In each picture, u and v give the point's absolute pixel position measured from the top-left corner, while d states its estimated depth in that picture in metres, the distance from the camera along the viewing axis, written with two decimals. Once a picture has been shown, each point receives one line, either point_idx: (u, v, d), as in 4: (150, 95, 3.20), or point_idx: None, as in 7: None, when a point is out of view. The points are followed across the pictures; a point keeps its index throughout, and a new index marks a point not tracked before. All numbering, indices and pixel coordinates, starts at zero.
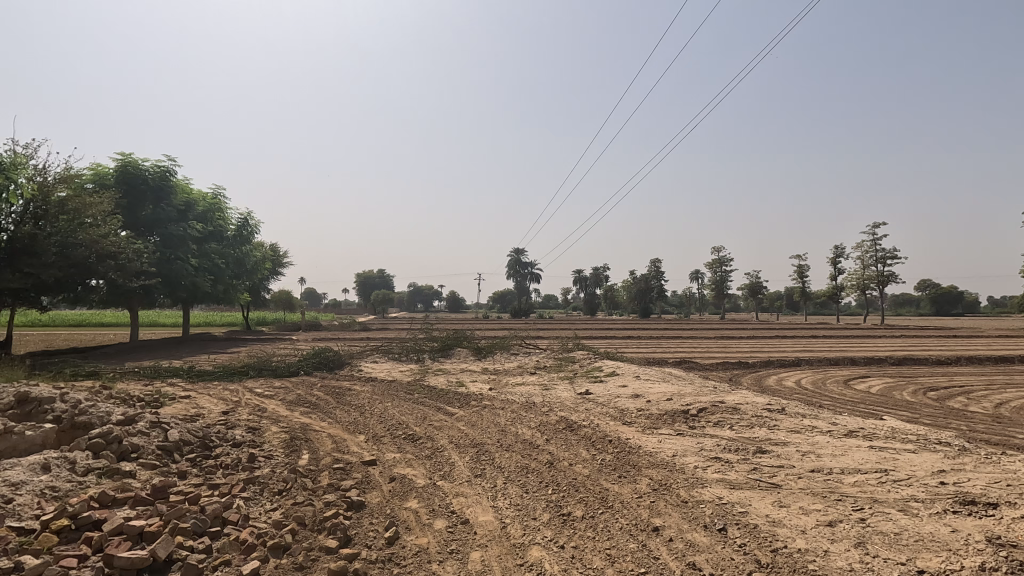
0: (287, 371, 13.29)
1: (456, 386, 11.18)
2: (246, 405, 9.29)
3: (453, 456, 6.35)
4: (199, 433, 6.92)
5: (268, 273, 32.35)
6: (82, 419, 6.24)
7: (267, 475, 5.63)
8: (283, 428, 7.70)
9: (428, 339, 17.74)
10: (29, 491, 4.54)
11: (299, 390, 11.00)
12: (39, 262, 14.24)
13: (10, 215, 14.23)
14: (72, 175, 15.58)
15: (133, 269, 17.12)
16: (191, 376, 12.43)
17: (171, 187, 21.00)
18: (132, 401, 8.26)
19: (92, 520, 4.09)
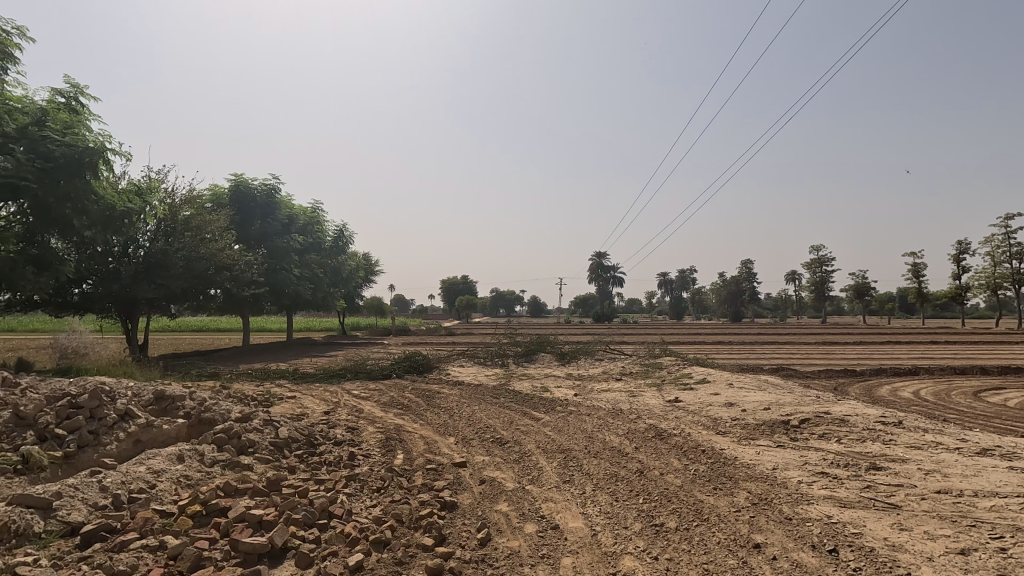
0: (381, 374, 13.98)
1: (541, 391, 11.24)
2: (345, 406, 9.88)
3: (541, 461, 6.38)
4: (306, 431, 7.47)
5: (361, 281, 34.24)
6: (207, 416, 6.96)
7: (366, 472, 5.96)
8: (379, 429, 8.12)
9: (513, 343, 17.96)
10: (168, 478, 5.13)
11: (393, 392, 11.55)
12: (170, 274, 16.01)
13: (146, 233, 16.16)
14: (195, 196, 17.45)
15: (246, 279, 18.82)
16: (297, 377, 13.43)
17: (276, 203, 22.89)
18: (248, 401, 9.07)
19: (220, 507, 4.54)
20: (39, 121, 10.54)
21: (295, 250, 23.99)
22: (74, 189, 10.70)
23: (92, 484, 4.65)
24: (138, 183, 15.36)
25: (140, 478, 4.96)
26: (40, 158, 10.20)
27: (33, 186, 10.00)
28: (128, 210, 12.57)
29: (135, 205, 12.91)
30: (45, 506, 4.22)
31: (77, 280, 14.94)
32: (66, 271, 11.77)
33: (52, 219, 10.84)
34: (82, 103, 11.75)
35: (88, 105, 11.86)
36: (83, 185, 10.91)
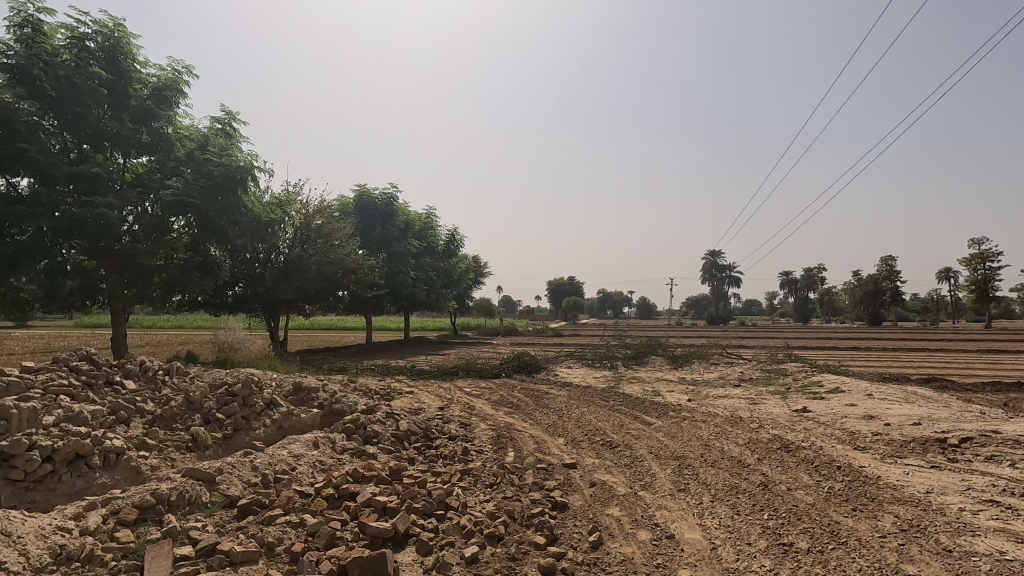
0: (491, 373, 14.37)
1: (652, 394, 10.88)
2: (457, 403, 10.30)
3: (654, 467, 6.17)
4: (423, 425, 7.89)
5: (471, 282, 35.49)
6: (337, 407, 7.62)
7: (480, 468, 6.16)
8: (490, 426, 8.35)
9: (621, 345, 17.58)
10: (306, 462, 5.68)
11: (502, 391, 11.82)
12: (305, 277, 17.69)
13: (286, 241, 18.04)
14: (326, 206, 18.98)
15: (368, 281, 20.28)
16: (414, 374, 14.22)
17: (394, 210, 24.44)
18: (372, 394, 9.78)
19: (350, 491, 4.94)
20: (202, 146, 12.27)
21: (411, 254, 25.42)
22: (229, 204, 12.23)
23: (246, 463, 5.28)
24: (279, 196, 17.16)
25: (283, 461, 5.54)
26: (204, 177, 11.84)
27: (197, 202, 11.58)
28: (272, 220, 14.00)
29: (277, 216, 14.43)
30: (210, 480, 4.86)
31: (231, 284, 17.02)
32: (223, 275, 13.47)
33: (212, 230, 12.45)
34: (234, 128, 13.38)
35: (239, 129, 13.47)
36: (236, 199, 12.43)
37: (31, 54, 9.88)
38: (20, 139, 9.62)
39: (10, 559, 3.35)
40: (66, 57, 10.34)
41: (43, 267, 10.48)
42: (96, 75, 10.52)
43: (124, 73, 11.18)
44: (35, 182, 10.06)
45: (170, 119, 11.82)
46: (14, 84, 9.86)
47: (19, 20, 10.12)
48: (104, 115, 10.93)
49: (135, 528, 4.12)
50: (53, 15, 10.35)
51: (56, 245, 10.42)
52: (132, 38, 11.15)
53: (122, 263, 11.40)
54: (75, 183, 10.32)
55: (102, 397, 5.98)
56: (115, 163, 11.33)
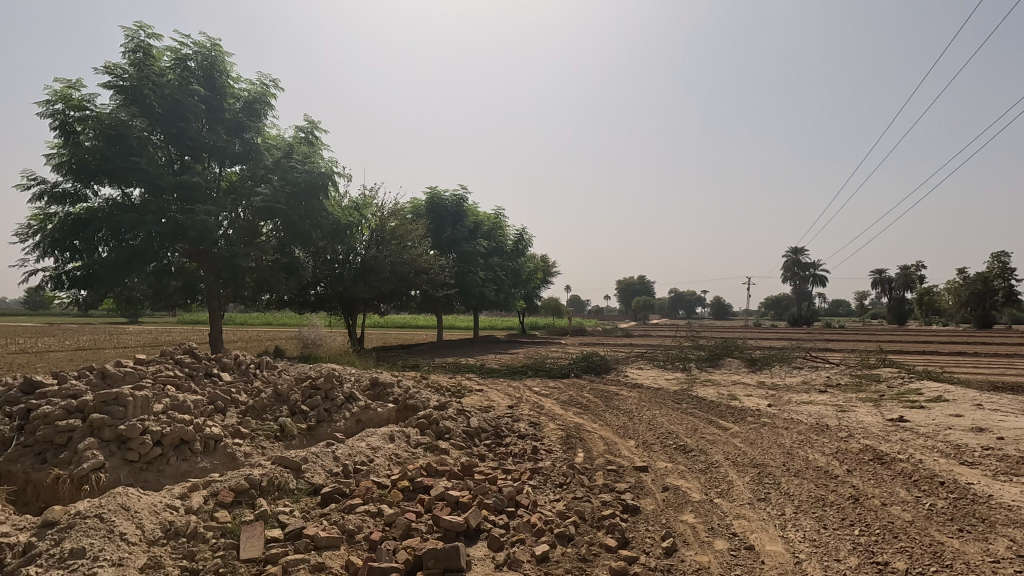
0: (560, 373, 14.34)
1: (729, 399, 10.43)
2: (526, 402, 10.35)
3: (731, 474, 5.92)
4: (493, 423, 8.00)
5: (540, 282, 35.54)
6: (411, 403, 7.89)
7: (549, 467, 6.16)
8: (560, 426, 8.33)
9: (695, 347, 17.00)
10: (382, 455, 5.93)
11: (571, 391, 11.76)
12: (380, 277, 18.44)
13: (363, 242, 18.87)
14: (400, 209, 19.71)
15: (440, 281, 20.80)
16: (483, 373, 14.44)
17: (464, 211, 24.93)
18: (443, 391, 10.04)
19: (424, 485, 5.10)
20: (288, 154, 13.07)
21: (480, 255, 25.82)
22: (311, 209, 12.96)
23: (328, 453, 5.59)
24: (356, 199, 17.97)
25: (361, 452, 5.80)
26: (290, 183, 12.60)
27: (284, 207, 12.37)
28: (350, 223, 14.72)
29: (355, 219, 15.12)
30: (297, 467, 5.18)
31: (313, 284, 18.01)
32: (307, 276, 14.28)
33: (297, 233, 13.23)
34: (316, 136, 14.14)
35: (320, 137, 14.23)
36: (318, 204, 13.15)
37: (142, 76, 10.94)
38: (133, 153, 10.71)
39: (128, 531, 3.73)
40: (171, 77, 11.37)
41: (153, 269, 11.54)
42: (196, 92, 11.49)
43: (220, 89, 12.14)
44: (146, 192, 11.12)
45: (260, 130, 12.69)
46: (128, 104, 10.95)
47: (132, 45, 11.22)
48: (203, 129, 11.91)
49: (232, 509, 4.46)
50: (160, 39, 11.41)
51: (163, 249, 11.46)
52: (226, 56, 12.07)
53: (219, 265, 12.36)
54: (178, 191, 11.32)
55: (202, 387, 6.53)
56: (212, 172, 12.30)
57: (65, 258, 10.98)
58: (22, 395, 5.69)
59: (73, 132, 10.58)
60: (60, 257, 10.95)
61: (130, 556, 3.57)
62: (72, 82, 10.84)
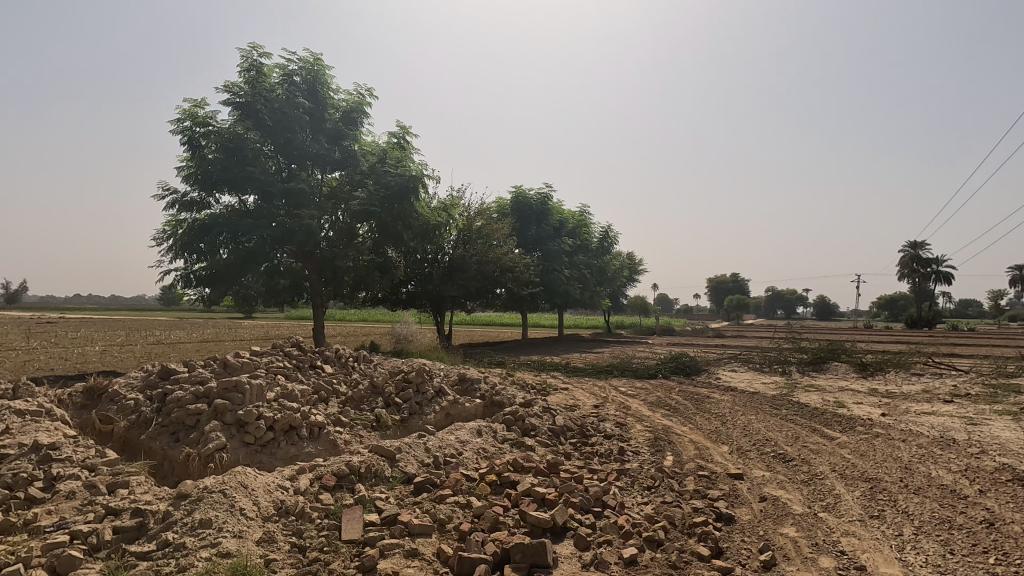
0: (647, 373, 13.96)
1: (835, 406, 9.64)
2: (612, 402, 10.18)
3: (838, 488, 5.49)
4: (579, 422, 7.95)
5: (625, 280, 34.81)
6: (498, 399, 8.03)
7: (637, 469, 6.02)
8: (647, 428, 8.11)
9: (795, 349, 15.88)
10: (470, 449, 6.09)
11: (659, 392, 11.41)
12: (467, 275, 18.91)
13: (451, 242, 19.43)
14: (485, 208, 20.08)
15: (524, 280, 20.97)
16: (568, 371, 14.38)
17: (548, 210, 24.99)
18: (529, 389, 10.12)
19: (511, 480, 5.18)
20: (382, 159, 13.77)
21: (565, 253, 25.74)
22: (404, 211, 13.55)
23: (420, 444, 5.83)
24: (444, 200, 18.56)
25: (450, 445, 6.00)
26: (384, 187, 13.27)
27: (378, 210, 13.05)
28: (439, 223, 15.22)
29: (443, 220, 15.62)
30: (392, 457, 5.46)
31: (405, 282, 18.83)
32: (399, 275, 14.97)
33: (390, 234, 13.89)
34: (407, 140, 14.76)
35: (411, 141, 14.83)
36: (410, 206, 13.74)
37: (255, 92, 12.00)
38: (248, 163, 11.77)
39: (247, 507, 4.13)
40: (280, 91, 12.36)
41: (265, 269, 12.61)
42: (301, 105, 12.42)
43: (322, 100, 13.03)
44: (258, 198, 12.18)
45: (357, 137, 13.46)
46: (244, 119, 12.06)
47: (247, 65, 12.33)
48: (307, 138, 12.84)
49: (334, 493, 4.78)
50: (270, 57, 12.43)
51: (273, 250, 12.50)
52: (327, 69, 12.93)
53: (321, 265, 13.26)
54: (286, 198, 12.29)
55: (308, 378, 7.06)
56: (315, 179, 13.22)
57: (193, 260, 12.28)
58: (160, 380, 6.46)
59: (198, 147, 11.81)
60: (189, 259, 12.25)
61: (248, 529, 3.93)
62: (198, 101, 12.09)
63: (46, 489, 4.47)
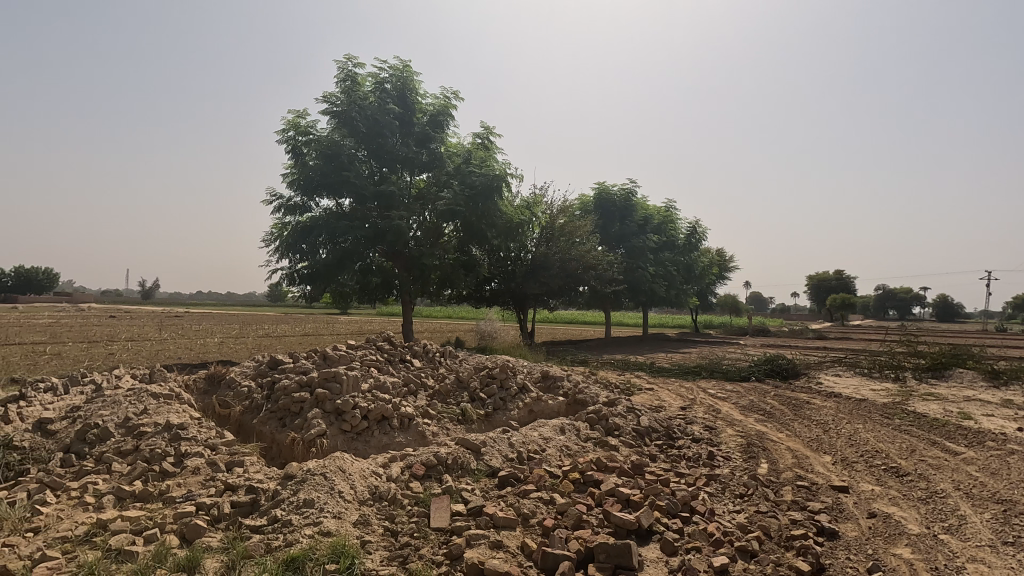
0: (739, 376, 13.27)
1: (960, 418, 8.64)
2: (701, 404, 9.77)
3: (963, 508, 4.93)
4: (665, 423, 7.73)
5: (715, 278, 33.28)
6: (581, 397, 7.98)
7: (728, 475, 5.76)
8: (739, 433, 7.71)
9: (911, 353, 14.40)
10: (553, 446, 6.11)
11: (752, 396, 10.80)
12: (550, 273, 18.92)
13: (533, 240, 19.52)
14: (568, 206, 19.98)
15: (608, 277, 20.62)
16: (654, 371, 13.98)
17: (632, 206, 24.42)
18: (613, 388, 9.96)
19: (595, 479, 5.14)
20: (467, 160, 14.09)
21: (650, 250, 25.05)
22: (488, 210, 13.80)
23: (504, 440, 5.93)
24: (527, 199, 18.68)
25: (534, 441, 6.05)
26: (468, 187, 13.59)
27: (463, 210, 13.39)
28: (522, 221, 15.34)
29: (526, 218, 15.74)
30: (477, 450, 5.60)
31: (489, 280, 19.18)
32: (483, 272, 15.27)
33: (475, 233, 14.20)
34: (491, 141, 15.01)
35: (494, 142, 15.06)
36: (493, 205, 13.97)
37: (350, 101, 12.74)
38: (344, 168, 12.53)
39: (345, 490, 4.41)
40: (372, 99, 13.03)
41: (359, 268, 13.35)
42: (391, 111, 13.01)
43: (410, 105, 13.58)
44: (353, 201, 12.92)
45: (443, 139, 13.90)
46: (341, 127, 12.85)
47: (343, 76, 13.11)
48: (397, 142, 13.43)
49: (423, 481, 4.99)
50: (363, 67, 13.14)
51: (367, 250, 13.19)
52: (415, 75, 13.46)
53: (410, 264, 13.82)
54: (378, 200, 12.94)
55: (399, 371, 7.41)
56: (404, 181, 13.80)
57: (296, 260, 13.26)
58: (269, 370, 7.05)
59: (301, 154, 12.74)
60: (293, 259, 13.24)
61: (346, 511, 4.20)
62: (300, 112, 13.03)
63: (177, 464, 5.03)
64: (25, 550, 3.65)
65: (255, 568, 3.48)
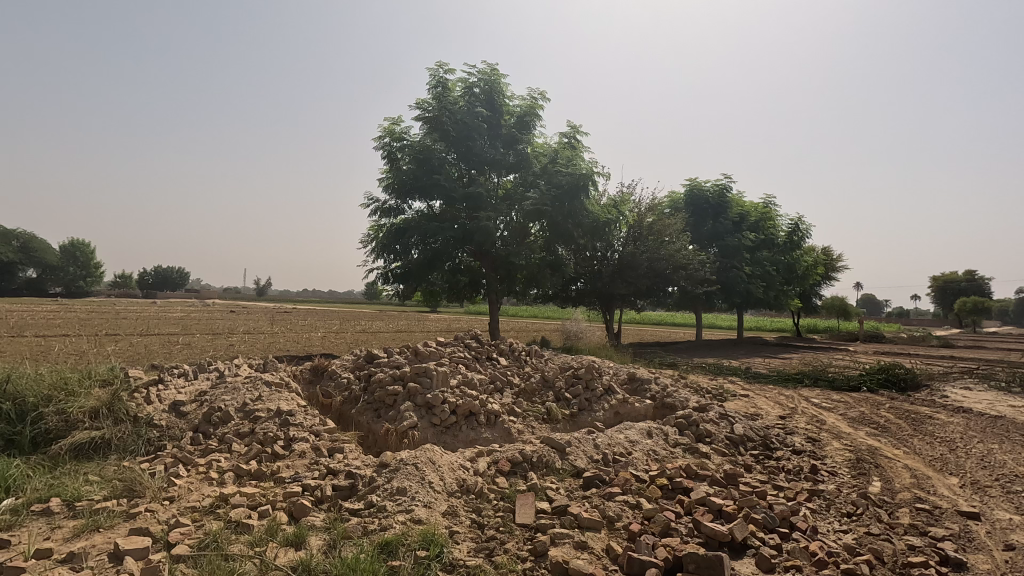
0: (847, 385, 12.22)
1: None
2: (803, 414, 9.11)
3: None
4: (762, 432, 7.29)
5: (820, 278, 30.88)
6: (669, 401, 7.74)
7: (834, 491, 5.33)
8: (847, 446, 7.11)
9: None
10: (640, 450, 5.97)
11: (863, 407, 9.90)
12: (638, 274, 18.48)
13: (620, 239, 19.13)
14: (657, 204, 19.41)
15: (699, 277, 19.79)
16: (749, 377, 13.23)
17: (727, 203, 23.24)
18: (704, 393, 9.56)
19: (684, 486, 4.97)
20: (553, 160, 14.10)
21: (746, 248, 23.69)
22: (574, 209, 13.72)
23: (589, 441, 5.87)
24: (614, 198, 18.38)
25: (620, 444, 5.95)
26: (555, 187, 13.60)
27: (550, 210, 13.41)
28: (609, 220, 15.11)
29: (613, 217, 15.48)
30: (562, 449, 5.59)
31: (575, 280, 19.09)
32: (569, 272, 15.20)
33: (561, 233, 14.19)
34: (578, 140, 14.92)
35: (581, 140, 14.96)
36: (580, 205, 13.87)
37: (441, 107, 13.21)
38: (435, 171, 13.03)
39: (434, 480, 4.59)
40: (461, 103, 13.43)
41: (449, 267, 13.82)
42: (479, 114, 13.33)
43: (498, 108, 13.84)
44: (443, 203, 13.38)
45: (529, 140, 14.03)
46: (432, 132, 13.37)
47: (434, 82, 13.62)
48: (485, 145, 13.73)
49: (509, 477, 5.07)
50: (453, 73, 13.58)
51: (456, 250, 13.61)
52: (503, 78, 13.69)
53: (497, 263, 14.06)
54: (467, 202, 13.29)
55: (485, 368, 7.59)
56: (492, 182, 14.07)
57: (390, 260, 13.96)
58: (366, 363, 7.49)
59: (395, 159, 13.38)
60: (387, 259, 13.95)
61: (435, 501, 4.37)
62: (395, 119, 13.70)
63: (286, 447, 5.48)
64: (163, 515, 4.14)
65: (353, 548, 3.71)
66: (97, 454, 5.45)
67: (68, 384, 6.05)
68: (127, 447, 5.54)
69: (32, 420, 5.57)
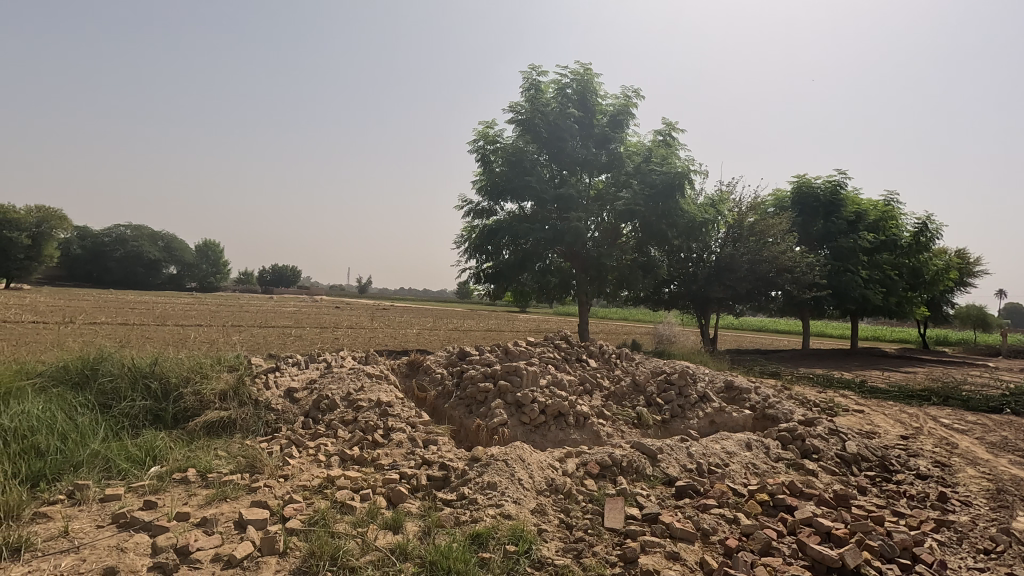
0: (985, 405, 10.76)
1: None
2: (929, 435, 8.16)
3: None
4: (879, 452, 6.64)
5: (951, 285, 27.51)
6: (771, 412, 7.28)
7: (967, 523, 4.74)
8: (984, 474, 6.28)
9: None
10: (738, 462, 5.66)
11: (1007, 432, 8.67)
12: (737, 276, 17.49)
13: (718, 240, 18.22)
14: (759, 203, 18.32)
15: (807, 281, 18.31)
16: (864, 392, 12.05)
17: (840, 201, 21.41)
18: (811, 406, 8.85)
19: (788, 504, 4.65)
20: (647, 158, 13.74)
21: (863, 250, 21.62)
22: (668, 208, 13.27)
23: (683, 449, 5.66)
24: (712, 197, 17.55)
25: (715, 454, 5.68)
26: (648, 185, 13.26)
27: (643, 209, 13.09)
28: (707, 220, 14.43)
29: (711, 216, 14.75)
30: (654, 456, 5.44)
31: (668, 282, 18.45)
32: (662, 274, 14.66)
33: (654, 233, 13.71)
34: (673, 137, 14.43)
35: (676, 138, 14.44)
36: (675, 204, 13.37)
37: (534, 108, 13.36)
38: (527, 172, 13.18)
39: (524, 477, 4.66)
40: (554, 105, 13.50)
41: (539, 267, 13.91)
42: (571, 114, 13.33)
43: (590, 108, 13.78)
44: (535, 204, 13.49)
45: (622, 139, 13.80)
46: (525, 134, 13.55)
47: (528, 84, 13.81)
48: (577, 145, 13.69)
49: (597, 480, 5.02)
50: (546, 74, 13.70)
51: (546, 251, 13.66)
52: (596, 77, 13.60)
53: (588, 264, 13.96)
54: (558, 202, 13.29)
55: (574, 369, 7.56)
56: (584, 183, 13.97)
57: (482, 260, 14.32)
58: (458, 360, 7.75)
59: (489, 162, 13.70)
60: (480, 259, 14.33)
61: (525, 498, 4.43)
62: (488, 122, 14.03)
63: (384, 436, 5.80)
64: (279, 491, 4.55)
65: (445, 537, 3.86)
66: (225, 431, 6.09)
67: (203, 368, 6.81)
68: (249, 428, 6.15)
69: (174, 398, 6.33)
